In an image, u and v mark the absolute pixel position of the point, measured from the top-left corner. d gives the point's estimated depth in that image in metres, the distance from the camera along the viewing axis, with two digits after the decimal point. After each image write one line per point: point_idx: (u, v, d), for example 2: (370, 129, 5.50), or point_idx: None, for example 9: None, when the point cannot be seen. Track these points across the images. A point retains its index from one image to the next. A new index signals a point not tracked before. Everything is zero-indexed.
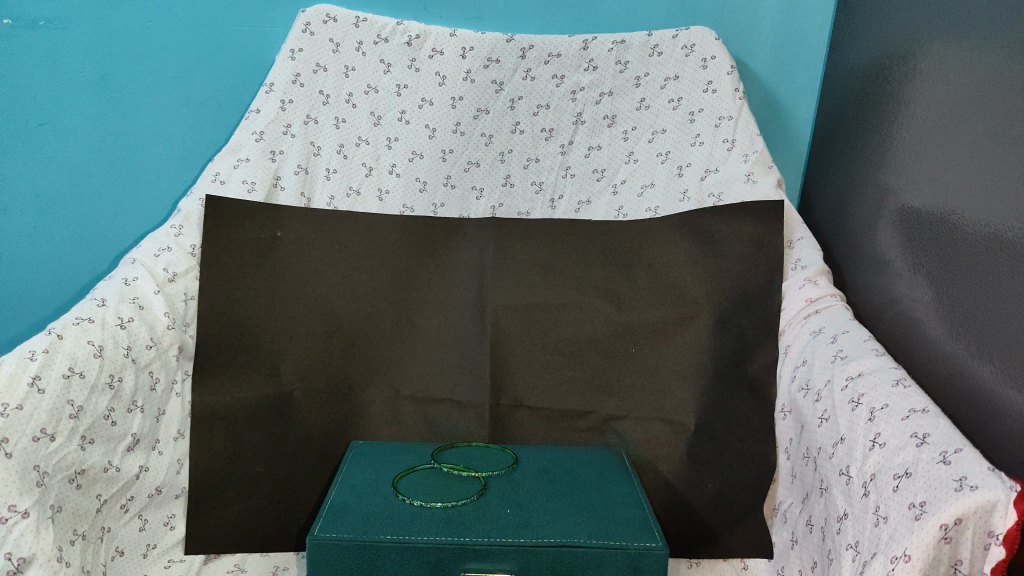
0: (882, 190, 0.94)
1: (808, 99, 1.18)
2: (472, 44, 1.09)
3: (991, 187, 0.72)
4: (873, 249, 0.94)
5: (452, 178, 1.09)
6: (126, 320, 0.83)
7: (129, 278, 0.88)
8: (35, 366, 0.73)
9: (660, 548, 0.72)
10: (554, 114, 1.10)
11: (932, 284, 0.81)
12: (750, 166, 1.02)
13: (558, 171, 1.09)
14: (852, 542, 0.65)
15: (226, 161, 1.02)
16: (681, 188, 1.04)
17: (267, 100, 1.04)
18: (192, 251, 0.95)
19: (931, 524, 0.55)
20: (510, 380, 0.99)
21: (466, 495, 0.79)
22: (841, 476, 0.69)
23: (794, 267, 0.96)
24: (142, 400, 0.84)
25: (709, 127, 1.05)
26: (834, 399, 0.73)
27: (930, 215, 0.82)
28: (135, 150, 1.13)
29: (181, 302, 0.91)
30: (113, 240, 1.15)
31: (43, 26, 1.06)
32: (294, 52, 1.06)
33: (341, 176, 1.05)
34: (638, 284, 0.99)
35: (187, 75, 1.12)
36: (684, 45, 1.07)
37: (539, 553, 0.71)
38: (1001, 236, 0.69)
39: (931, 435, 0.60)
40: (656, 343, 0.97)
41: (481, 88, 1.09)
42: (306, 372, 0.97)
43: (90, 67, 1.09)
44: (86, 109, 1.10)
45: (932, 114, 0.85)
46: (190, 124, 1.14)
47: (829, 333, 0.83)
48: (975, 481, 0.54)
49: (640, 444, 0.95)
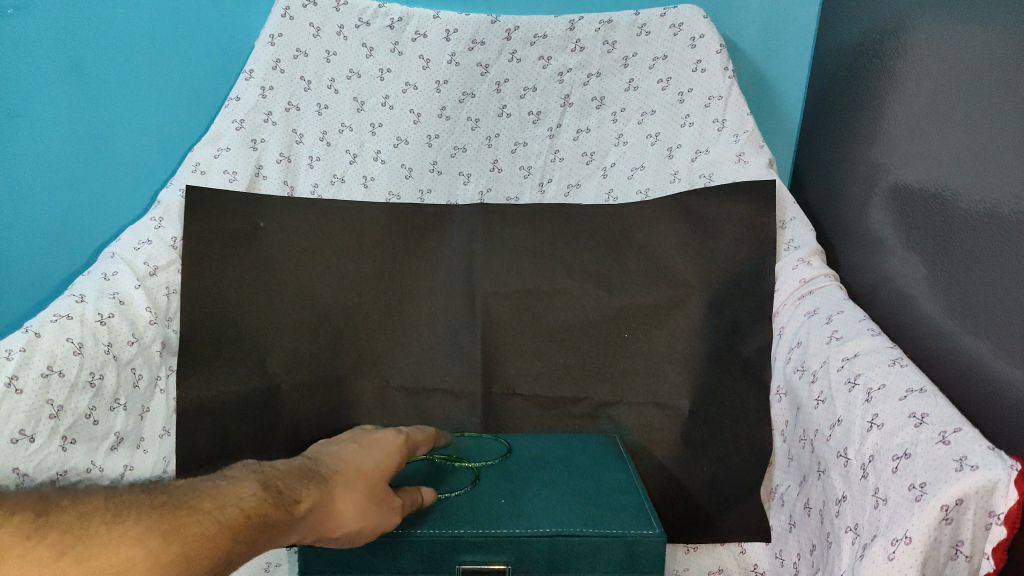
0: (874, 167, 0.93)
1: (798, 76, 1.17)
2: (456, 26, 1.06)
3: (986, 163, 0.70)
4: (866, 227, 0.93)
5: (438, 164, 1.07)
6: (105, 316, 0.80)
7: (109, 273, 0.85)
8: (12, 366, 0.71)
9: (657, 535, 0.71)
10: (542, 97, 1.07)
11: (926, 261, 0.79)
12: (741, 146, 0.99)
13: (546, 154, 1.07)
14: (851, 525, 0.64)
15: (205, 151, 0.98)
16: (671, 170, 1.02)
17: (246, 87, 1.01)
18: (173, 243, 0.92)
19: (932, 506, 0.54)
20: (503, 369, 0.97)
21: (459, 485, 0.78)
22: (839, 458, 0.68)
23: (787, 247, 0.94)
24: (125, 397, 0.81)
25: (699, 107, 1.03)
26: (830, 381, 0.73)
27: (923, 193, 0.81)
28: (113, 140, 1.10)
29: (163, 296, 0.88)
30: (92, 233, 1.12)
31: (12, 14, 1.02)
32: (273, 37, 1.02)
33: (325, 164, 1.03)
34: (630, 268, 0.98)
35: (164, 62, 1.09)
36: (673, 23, 1.05)
37: (535, 543, 0.70)
38: (996, 212, 0.68)
39: (929, 415, 0.59)
40: (649, 328, 0.96)
41: (466, 71, 1.07)
42: (293, 365, 0.95)
43: (63, 56, 1.05)
44: (60, 98, 1.07)
45: (925, 88, 0.83)
46: (169, 113, 1.11)
47: (824, 313, 0.81)
48: (976, 461, 0.53)
49: (635, 430, 0.94)
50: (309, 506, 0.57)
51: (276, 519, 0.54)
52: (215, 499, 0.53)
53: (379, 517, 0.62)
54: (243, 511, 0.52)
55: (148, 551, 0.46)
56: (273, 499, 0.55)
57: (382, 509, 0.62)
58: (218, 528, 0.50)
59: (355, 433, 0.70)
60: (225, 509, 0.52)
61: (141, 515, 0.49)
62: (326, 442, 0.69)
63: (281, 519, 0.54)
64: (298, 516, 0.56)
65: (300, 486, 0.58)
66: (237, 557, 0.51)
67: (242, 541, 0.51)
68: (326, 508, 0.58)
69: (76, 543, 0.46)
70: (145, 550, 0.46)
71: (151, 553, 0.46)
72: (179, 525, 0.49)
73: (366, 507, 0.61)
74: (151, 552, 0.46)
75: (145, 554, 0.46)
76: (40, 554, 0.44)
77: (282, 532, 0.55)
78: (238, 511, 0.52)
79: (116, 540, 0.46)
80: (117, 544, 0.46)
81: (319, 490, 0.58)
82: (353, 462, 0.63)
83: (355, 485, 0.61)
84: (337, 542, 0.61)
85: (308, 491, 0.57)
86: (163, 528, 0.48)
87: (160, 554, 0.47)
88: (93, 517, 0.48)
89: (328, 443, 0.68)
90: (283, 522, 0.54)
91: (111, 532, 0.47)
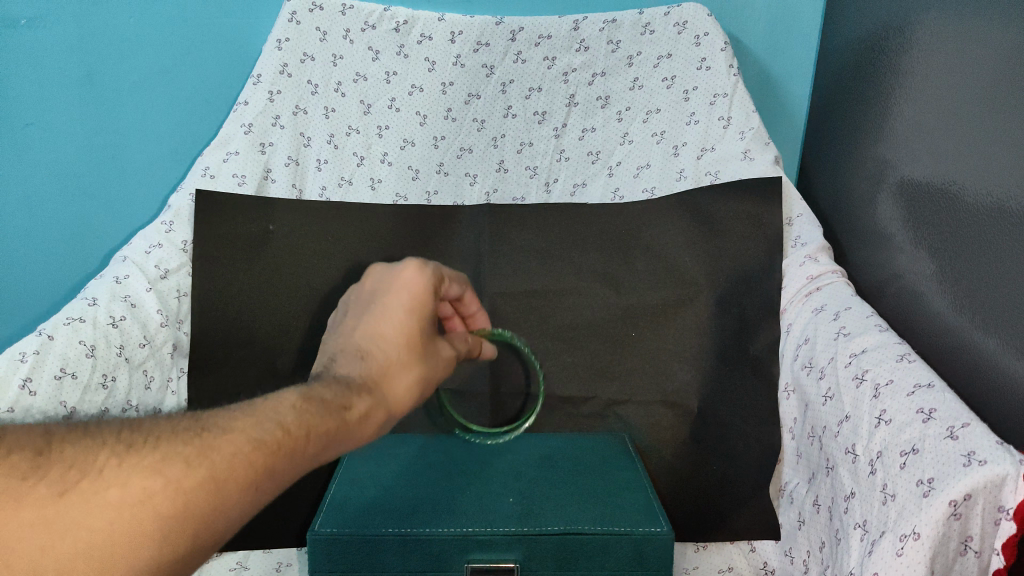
0: (881, 163, 0.92)
1: (803, 74, 1.17)
2: (461, 29, 1.08)
3: (993, 158, 0.70)
4: (874, 223, 0.93)
5: (445, 165, 1.07)
6: (118, 319, 0.83)
7: (121, 276, 0.88)
8: (26, 368, 0.75)
9: (665, 532, 0.71)
10: (547, 97, 1.08)
11: (934, 257, 0.79)
12: (747, 143, 0.99)
13: (552, 154, 1.07)
14: (859, 522, 0.64)
15: (215, 155, 1.00)
16: (678, 168, 1.01)
17: (254, 92, 1.02)
18: (184, 247, 0.94)
19: (940, 501, 0.54)
20: (511, 369, 0.97)
21: (487, 507, 0.74)
22: (847, 454, 0.68)
23: (794, 244, 0.94)
24: (137, 399, 0.83)
25: (704, 106, 1.02)
26: (838, 377, 0.73)
27: (930, 188, 0.80)
28: (123, 146, 1.12)
29: (174, 299, 0.91)
30: (103, 238, 1.14)
31: (26, 25, 1.04)
32: (280, 42, 1.03)
33: (332, 167, 1.04)
34: (637, 267, 0.98)
35: (173, 68, 1.10)
36: (676, 22, 1.05)
37: (543, 542, 0.71)
38: (1004, 207, 0.67)
39: (937, 410, 0.59)
40: (657, 327, 0.95)
41: (472, 72, 1.08)
42: (304, 366, 0.93)
43: (77, 65, 1.07)
44: (73, 106, 1.08)
45: (931, 82, 0.83)
46: (178, 119, 1.12)
47: (831, 309, 0.81)
48: (983, 456, 0.53)
49: (644, 429, 0.93)
50: (373, 410, 0.56)
51: (331, 428, 0.51)
52: (251, 418, 0.49)
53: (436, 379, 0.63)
54: (284, 427, 0.49)
55: (167, 480, 0.42)
56: (320, 409, 0.52)
57: (438, 374, 0.63)
58: (256, 446, 0.47)
59: (376, 284, 0.65)
60: (262, 425, 0.48)
61: (161, 441, 0.45)
62: (353, 313, 0.65)
63: (337, 431, 0.52)
64: (355, 425, 0.54)
65: (351, 393, 0.55)
66: (291, 471, 0.49)
67: (287, 454, 0.48)
68: (392, 399, 0.58)
69: (83, 479, 0.41)
70: (165, 483, 0.42)
71: (170, 481, 0.42)
72: (208, 450, 0.45)
73: (422, 379, 0.60)
74: (170, 480, 0.42)
75: (163, 484, 0.42)
76: (40, 495, 0.40)
77: (343, 439, 0.53)
78: (278, 427, 0.49)
79: (131, 472, 0.42)
80: (133, 476, 0.42)
81: (372, 394, 0.56)
82: (389, 341, 0.60)
83: (411, 361, 0.60)
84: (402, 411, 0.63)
85: (360, 398, 0.55)
86: (187, 454, 0.44)
87: (181, 481, 0.43)
88: (101, 448, 0.43)
89: (356, 310, 0.65)
90: (343, 430, 0.52)
91: (123, 463, 0.42)
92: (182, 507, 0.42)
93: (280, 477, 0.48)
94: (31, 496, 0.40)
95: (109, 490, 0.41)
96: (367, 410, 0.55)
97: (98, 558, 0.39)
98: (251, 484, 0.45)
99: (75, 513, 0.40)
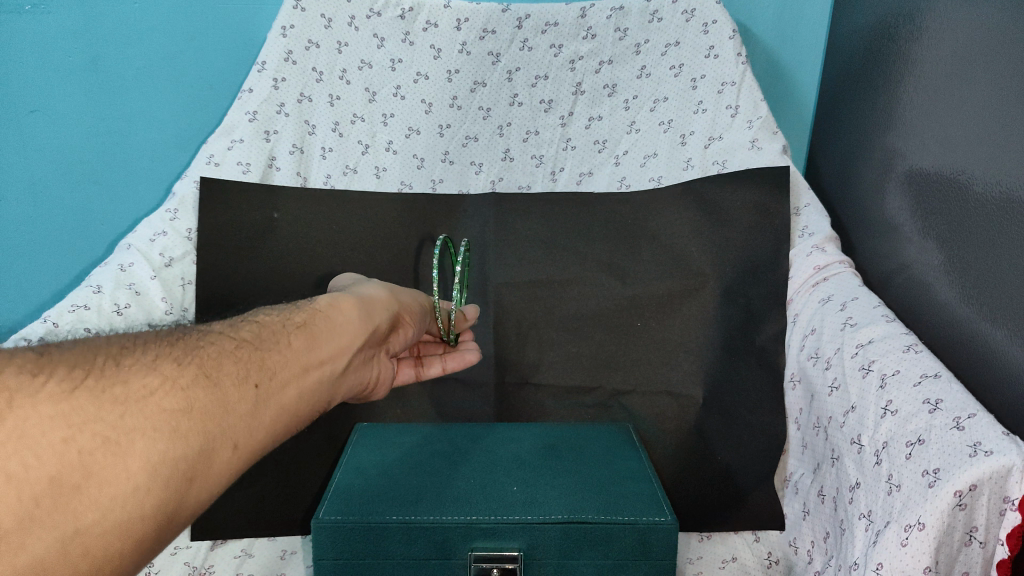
0: (889, 153, 0.91)
1: (812, 61, 1.16)
2: (467, 15, 1.07)
3: (1001, 146, 0.69)
4: (882, 213, 0.92)
5: (450, 153, 1.07)
6: (122, 307, 0.87)
7: (125, 264, 0.91)
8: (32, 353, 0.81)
9: (669, 522, 0.71)
10: (553, 85, 1.07)
11: (942, 247, 0.78)
12: (755, 132, 0.98)
13: (558, 143, 1.07)
14: (864, 512, 0.64)
15: (220, 143, 1.00)
16: (684, 157, 1.01)
17: (258, 80, 1.02)
18: (188, 234, 0.95)
19: (946, 492, 0.53)
20: (516, 359, 0.97)
21: (492, 497, 0.74)
22: (853, 445, 0.68)
23: (802, 234, 0.93)
24: None
25: (711, 94, 1.01)
26: (843, 368, 0.72)
27: (939, 177, 0.80)
28: (128, 133, 1.11)
29: (179, 286, 0.92)
30: (109, 225, 1.14)
31: (30, 11, 1.03)
32: (285, 29, 1.02)
33: (337, 155, 1.04)
34: (643, 257, 0.97)
35: (177, 55, 1.09)
36: (684, 10, 1.03)
37: (547, 530, 0.71)
38: (1010, 197, 0.67)
39: (943, 401, 0.59)
40: (662, 316, 0.95)
41: (477, 60, 1.07)
42: None
43: (80, 51, 1.07)
44: (77, 92, 1.08)
45: (939, 70, 0.82)
46: (183, 105, 1.12)
47: (838, 300, 0.81)
48: (990, 446, 0.53)
49: (650, 420, 0.92)
50: (347, 307, 0.64)
51: (302, 319, 0.60)
52: (227, 323, 0.56)
53: (404, 294, 0.74)
54: (255, 329, 0.56)
55: (161, 373, 0.47)
56: (285, 313, 0.60)
57: (402, 289, 0.75)
58: (235, 344, 0.53)
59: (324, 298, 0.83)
60: (238, 329, 0.55)
61: (149, 347, 0.49)
62: None
63: (311, 328, 0.59)
64: (330, 323, 0.61)
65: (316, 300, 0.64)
66: (275, 352, 0.55)
67: (267, 348, 0.55)
68: (367, 299, 0.67)
69: (88, 376, 0.43)
70: (163, 377, 0.46)
71: (167, 377, 0.46)
72: (194, 349, 0.51)
73: (382, 285, 0.73)
74: (166, 376, 0.47)
75: (160, 379, 0.46)
76: (50, 388, 0.41)
77: (321, 326, 0.60)
78: (250, 330, 0.56)
79: (130, 372, 0.45)
80: (131, 375, 0.45)
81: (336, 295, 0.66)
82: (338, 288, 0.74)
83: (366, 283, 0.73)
84: (390, 331, 0.71)
85: (324, 300, 0.64)
86: (175, 355, 0.49)
87: (176, 379, 0.47)
88: (99, 353, 0.46)
89: None
90: (313, 317, 0.61)
91: (121, 366, 0.45)
92: (183, 402, 0.46)
93: (270, 366, 0.53)
94: (44, 391, 0.41)
95: (113, 387, 0.44)
96: (333, 301, 0.64)
97: (113, 446, 0.41)
98: (242, 373, 0.51)
99: (86, 404, 0.42)
